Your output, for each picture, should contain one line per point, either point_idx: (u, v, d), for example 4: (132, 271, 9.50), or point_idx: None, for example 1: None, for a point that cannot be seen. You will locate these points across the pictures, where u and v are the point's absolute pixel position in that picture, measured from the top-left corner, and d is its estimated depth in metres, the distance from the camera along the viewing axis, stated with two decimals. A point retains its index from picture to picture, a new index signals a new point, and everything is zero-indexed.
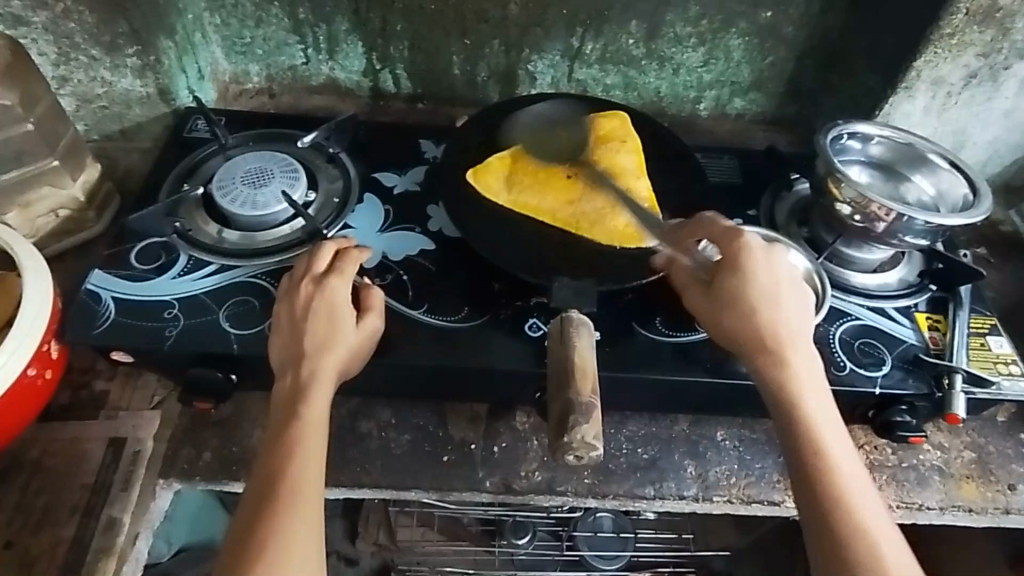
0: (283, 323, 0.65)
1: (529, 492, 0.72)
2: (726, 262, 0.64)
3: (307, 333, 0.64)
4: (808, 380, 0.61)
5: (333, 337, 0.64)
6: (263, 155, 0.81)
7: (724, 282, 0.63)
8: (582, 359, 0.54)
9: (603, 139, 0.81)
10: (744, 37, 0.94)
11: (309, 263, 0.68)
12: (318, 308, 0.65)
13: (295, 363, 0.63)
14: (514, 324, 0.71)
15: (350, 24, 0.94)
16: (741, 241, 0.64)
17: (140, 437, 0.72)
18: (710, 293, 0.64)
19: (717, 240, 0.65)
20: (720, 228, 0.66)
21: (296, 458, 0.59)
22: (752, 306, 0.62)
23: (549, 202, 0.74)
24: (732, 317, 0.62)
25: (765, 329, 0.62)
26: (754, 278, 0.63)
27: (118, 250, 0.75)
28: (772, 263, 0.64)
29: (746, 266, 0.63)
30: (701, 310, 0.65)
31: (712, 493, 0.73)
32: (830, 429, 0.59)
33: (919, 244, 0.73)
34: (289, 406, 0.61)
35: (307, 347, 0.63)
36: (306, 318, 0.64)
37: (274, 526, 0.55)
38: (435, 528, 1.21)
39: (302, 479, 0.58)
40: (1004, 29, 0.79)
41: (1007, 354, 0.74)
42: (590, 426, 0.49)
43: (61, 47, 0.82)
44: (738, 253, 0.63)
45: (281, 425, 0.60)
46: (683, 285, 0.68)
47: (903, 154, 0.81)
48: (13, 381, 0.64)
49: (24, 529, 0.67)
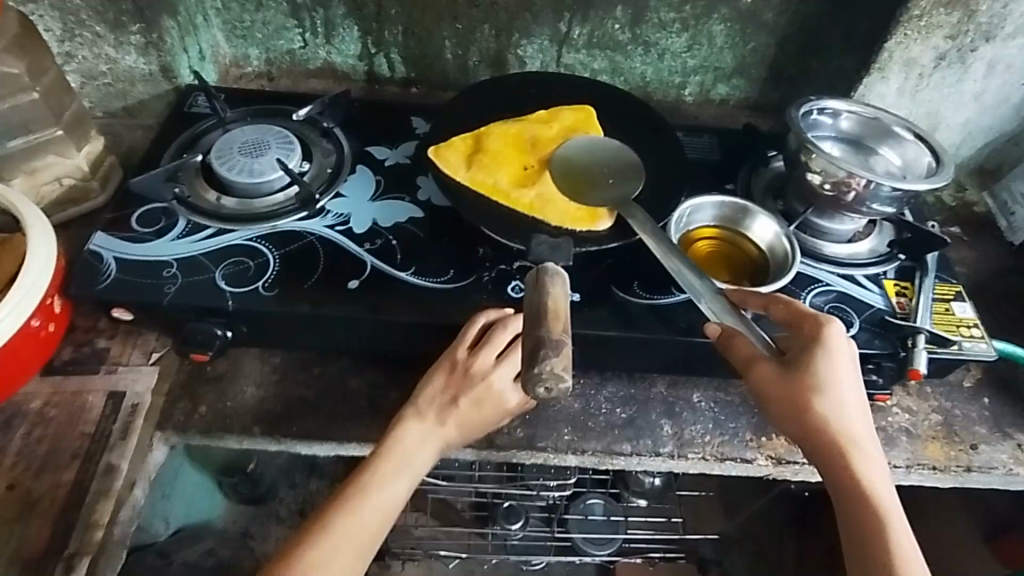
0: (447, 372, 0.67)
1: (511, 448, 0.75)
2: (813, 346, 0.63)
3: (473, 416, 0.65)
4: (882, 477, 0.60)
5: (476, 416, 0.65)
6: (259, 128, 0.85)
7: (803, 363, 0.62)
8: (554, 302, 0.56)
9: (567, 133, 0.82)
10: (726, 23, 0.97)
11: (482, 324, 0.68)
12: (479, 396, 0.65)
13: (423, 416, 0.65)
14: (497, 286, 0.75)
15: (347, 9, 0.97)
16: (827, 327, 0.64)
17: (139, 391, 0.75)
18: (788, 373, 0.62)
19: (803, 324, 0.65)
20: (801, 310, 0.67)
21: (380, 479, 0.62)
22: (835, 401, 0.61)
23: (504, 182, 0.77)
24: (811, 399, 0.61)
25: (840, 417, 0.61)
26: (837, 369, 0.62)
27: (119, 215, 0.78)
28: (851, 350, 0.64)
29: (834, 353, 0.63)
30: (771, 386, 0.62)
31: (686, 451, 0.76)
32: (911, 544, 0.57)
33: (886, 212, 0.77)
34: (400, 450, 0.64)
35: (454, 425, 0.65)
36: (476, 406, 0.65)
37: (335, 541, 0.59)
38: (429, 513, 1.27)
39: (370, 520, 0.60)
40: (970, 12, 0.83)
41: (970, 318, 0.78)
42: (559, 358, 0.51)
43: (67, 23, 0.87)
44: (825, 338, 0.63)
45: (380, 458, 0.63)
46: (746, 354, 0.64)
47: (871, 129, 0.84)
48: (18, 330, 0.68)
49: (26, 474, 0.70)
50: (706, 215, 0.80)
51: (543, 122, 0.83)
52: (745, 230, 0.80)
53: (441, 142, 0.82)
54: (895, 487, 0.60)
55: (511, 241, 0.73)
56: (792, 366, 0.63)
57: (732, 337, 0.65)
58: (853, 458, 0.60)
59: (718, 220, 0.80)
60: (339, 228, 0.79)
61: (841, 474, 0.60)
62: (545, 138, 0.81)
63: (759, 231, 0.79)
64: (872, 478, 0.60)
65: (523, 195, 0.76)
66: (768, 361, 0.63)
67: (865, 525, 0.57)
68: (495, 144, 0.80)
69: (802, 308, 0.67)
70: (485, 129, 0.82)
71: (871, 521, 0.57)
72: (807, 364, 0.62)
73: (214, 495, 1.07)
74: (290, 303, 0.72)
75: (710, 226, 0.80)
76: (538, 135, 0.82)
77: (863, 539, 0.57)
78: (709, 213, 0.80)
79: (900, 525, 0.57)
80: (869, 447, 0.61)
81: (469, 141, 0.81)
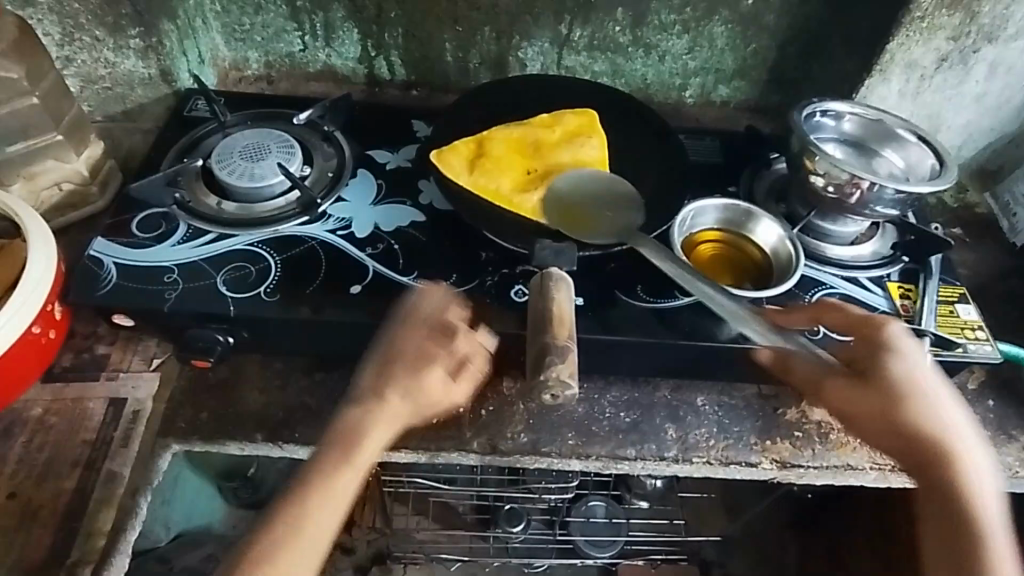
0: (381, 356, 0.67)
1: (515, 453, 0.75)
2: (879, 350, 0.69)
3: (402, 381, 0.65)
4: (966, 459, 0.67)
5: (419, 390, 0.65)
6: (260, 132, 0.84)
7: (873, 372, 0.68)
8: (559, 308, 0.56)
9: (570, 135, 0.82)
10: (727, 25, 0.97)
11: (404, 309, 0.70)
12: (401, 362, 0.66)
13: (363, 401, 0.66)
14: (500, 291, 0.74)
15: (346, 12, 0.97)
16: (886, 330, 0.69)
17: (140, 398, 0.75)
18: (860, 385, 0.68)
19: (864, 329, 0.70)
20: (857, 314, 0.71)
21: (323, 470, 0.63)
22: (920, 407, 0.67)
23: (506, 186, 0.76)
24: (887, 406, 0.67)
25: (919, 417, 0.67)
26: (913, 372, 0.68)
27: (119, 220, 0.78)
28: (914, 347, 0.69)
29: (899, 355, 0.68)
30: (845, 401, 0.68)
31: (691, 455, 0.76)
32: (998, 516, 0.66)
33: (889, 215, 0.76)
34: (342, 435, 0.65)
35: (391, 394, 0.65)
36: (402, 369, 0.66)
37: (286, 534, 0.61)
38: (430, 516, 1.27)
39: (329, 505, 0.62)
40: (971, 13, 0.83)
41: (974, 321, 0.77)
42: (565, 364, 0.52)
43: (65, 27, 0.86)
44: (888, 343, 0.69)
45: (329, 447, 0.64)
46: (813, 374, 0.70)
47: (874, 131, 0.84)
48: (18, 338, 0.67)
49: (26, 483, 0.70)
50: (709, 218, 0.80)
51: (546, 125, 0.83)
52: (749, 233, 0.79)
53: (442, 145, 0.81)
54: (979, 465, 0.67)
55: (515, 247, 0.74)
56: (861, 377, 0.68)
57: (788, 359, 0.70)
58: (933, 451, 0.67)
59: (722, 223, 0.80)
60: (341, 233, 0.79)
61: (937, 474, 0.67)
62: (548, 142, 0.81)
63: (762, 234, 0.79)
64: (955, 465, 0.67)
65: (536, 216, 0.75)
66: (837, 378, 0.69)
67: (957, 512, 0.65)
68: (497, 148, 0.79)
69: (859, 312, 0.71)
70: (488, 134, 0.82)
71: (962, 506, 0.65)
72: (875, 372, 0.68)
73: (215, 501, 1.07)
74: (292, 309, 0.71)
75: (714, 229, 0.80)
76: (541, 138, 0.81)
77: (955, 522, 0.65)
78: (713, 216, 0.80)
79: (987, 502, 0.66)
80: (951, 436, 0.67)
81: (472, 144, 0.80)
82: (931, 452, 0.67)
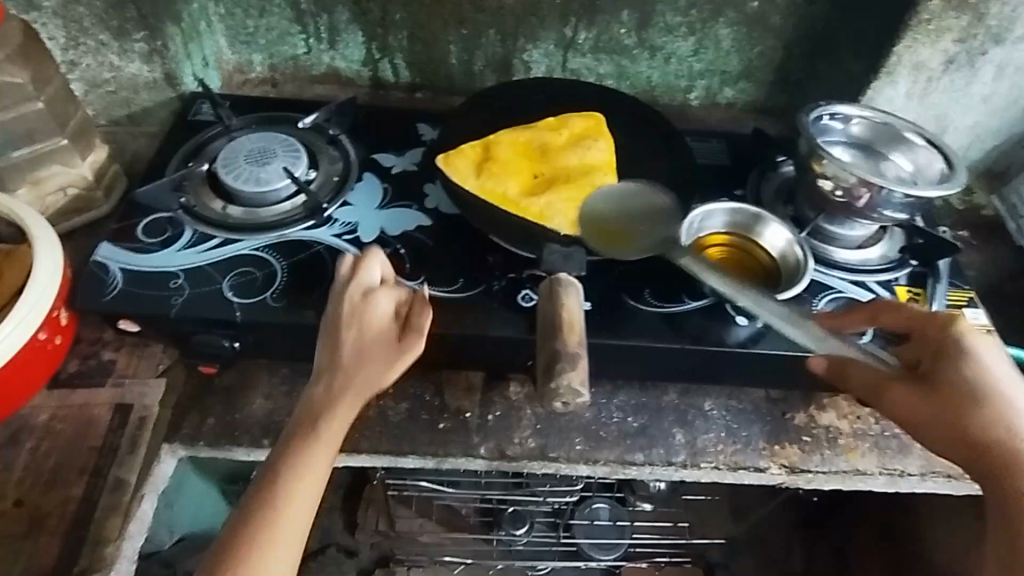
0: (327, 330, 0.64)
1: (523, 458, 0.75)
2: (947, 353, 0.64)
3: (349, 344, 0.62)
4: None
5: (365, 350, 0.62)
6: (265, 136, 0.84)
7: (940, 375, 0.63)
8: (569, 314, 0.56)
9: (575, 139, 0.81)
10: (733, 27, 0.97)
11: (342, 281, 0.66)
12: (348, 321, 0.63)
13: (324, 375, 0.62)
14: (507, 295, 0.74)
15: (351, 15, 0.97)
16: (956, 331, 0.64)
17: (147, 403, 0.75)
18: (923, 388, 0.63)
19: (932, 330, 0.66)
20: (927, 314, 0.67)
21: (301, 455, 0.58)
22: (998, 406, 0.61)
23: (513, 190, 0.76)
24: (958, 411, 0.61)
25: (994, 425, 0.60)
26: (989, 371, 0.62)
27: (125, 225, 0.78)
28: (988, 352, 0.63)
29: (971, 357, 0.63)
30: (905, 406, 0.63)
31: (700, 460, 0.75)
32: None
33: (898, 218, 0.76)
34: (309, 415, 0.60)
35: (347, 357, 0.62)
36: (345, 329, 0.63)
37: (253, 530, 0.54)
38: (434, 519, 1.25)
39: (306, 487, 0.57)
40: (980, 14, 0.83)
41: (983, 325, 0.77)
42: (576, 372, 0.51)
43: (70, 31, 0.86)
44: (957, 343, 0.64)
45: (298, 437, 0.59)
46: (868, 378, 0.65)
47: (882, 133, 0.84)
48: (24, 344, 0.67)
49: (34, 489, 0.70)
50: (717, 221, 0.80)
51: (552, 129, 0.82)
52: (757, 237, 0.79)
53: (449, 149, 0.81)
54: None
55: (520, 249, 0.73)
56: (926, 381, 0.64)
57: (843, 366, 0.66)
58: (1012, 465, 0.58)
59: (730, 227, 0.80)
60: (347, 237, 0.78)
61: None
62: (554, 146, 0.81)
63: (771, 238, 0.78)
64: None
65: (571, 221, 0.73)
66: (897, 380, 0.64)
67: None
68: (504, 153, 0.79)
69: (926, 313, 0.67)
70: (494, 138, 0.81)
71: None
72: (942, 374, 0.63)
73: (220, 505, 1.06)
74: (299, 314, 0.71)
75: (722, 232, 0.80)
76: (547, 143, 0.81)
77: None
78: (721, 220, 0.79)
79: None
80: None
81: (478, 147, 0.80)
82: (1011, 466, 0.58)
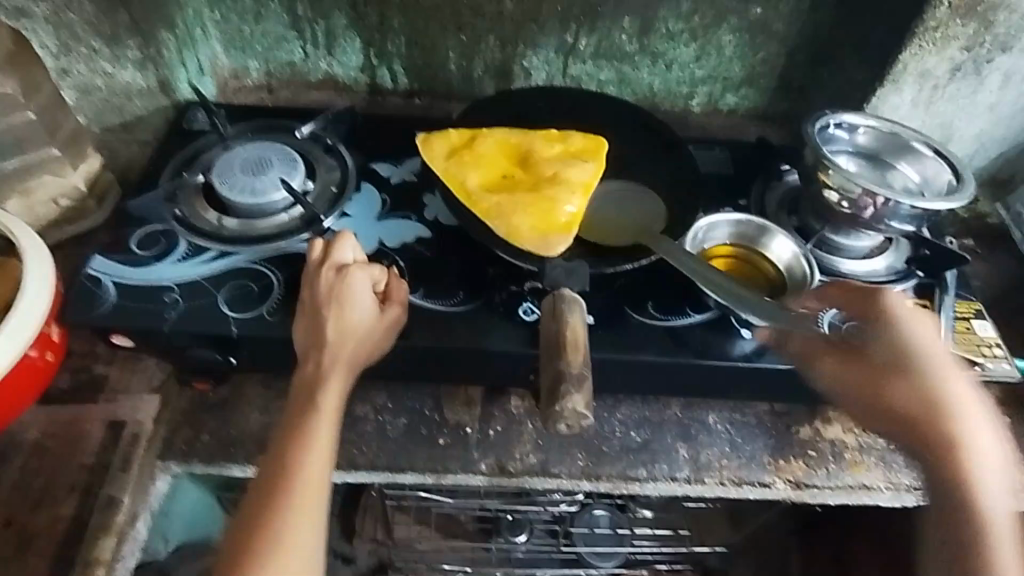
0: (304, 308, 0.65)
1: (524, 474, 0.73)
2: (878, 325, 0.68)
3: (331, 323, 0.64)
4: (978, 445, 0.63)
5: (347, 326, 0.64)
6: (262, 146, 0.83)
7: (873, 351, 0.67)
8: (573, 331, 0.55)
9: (569, 154, 0.78)
10: (735, 33, 0.95)
11: (314, 260, 0.68)
12: (332, 298, 0.64)
13: (311, 357, 0.63)
14: (508, 309, 0.72)
15: (349, 20, 0.95)
16: (888, 303, 0.68)
17: (139, 419, 0.73)
18: (857, 362, 0.67)
19: (861, 301, 0.69)
20: (857, 288, 0.70)
21: (305, 441, 0.60)
22: (924, 375, 0.65)
23: (474, 181, 0.74)
24: (889, 386, 0.65)
25: (928, 396, 0.64)
26: (913, 340, 0.66)
27: (117, 237, 0.76)
28: (915, 321, 0.67)
29: (901, 329, 0.67)
30: (842, 380, 0.67)
31: (703, 475, 0.74)
32: (1006, 517, 0.62)
33: (905, 230, 0.75)
34: (304, 398, 0.62)
35: (331, 335, 0.64)
36: (327, 307, 0.64)
37: (268, 519, 0.57)
38: (432, 526, 1.24)
39: (317, 469, 0.59)
40: (987, 23, 0.81)
41: (991, 337, 0.78)
42: (581, 395, 0.51)
43: (62, 38, 0.84)
44: (886, 315, 0.68)
45: (298, 416, 0.61)
46: (810, 353, 0.68)
47: (888, 143, 0.83)
48: (16, 362, 0.65)
49: (22, 508, 0.69)
50: (721, 232, 0.78)
51: (552, 138, 0.80)
52: (762, 248, 0.77)
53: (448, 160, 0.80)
54: (992, 458, 0.63)
55: (521, 263, 0.70)
56: (859, 355, 0.67)
57: (784, 338, 0.70)
58: (945, 435, 0.63)
59: (735, 238, 0.78)
60: None
61: (963, 443, 0.63)
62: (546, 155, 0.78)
63: (777, 250, 0.77)
64: (967, 452, 0.63)
65: (580, 214, 0.73)
66: (833, 356, 0.67)
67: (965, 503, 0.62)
68: (486, 150, 0.78)
69: (855, 285, 0.71)
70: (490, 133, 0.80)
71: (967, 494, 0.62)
72: (875, 350, 0.67)
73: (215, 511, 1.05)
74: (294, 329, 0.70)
75: (726, 243, 0.78)
76: (540, 150, 0.78)
77: (960, 506, 0.62)
78: (725, 230, 0.78)
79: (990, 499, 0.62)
80: (964, 418, 0.64)
81: (467, 139, 0.79)
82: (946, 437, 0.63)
